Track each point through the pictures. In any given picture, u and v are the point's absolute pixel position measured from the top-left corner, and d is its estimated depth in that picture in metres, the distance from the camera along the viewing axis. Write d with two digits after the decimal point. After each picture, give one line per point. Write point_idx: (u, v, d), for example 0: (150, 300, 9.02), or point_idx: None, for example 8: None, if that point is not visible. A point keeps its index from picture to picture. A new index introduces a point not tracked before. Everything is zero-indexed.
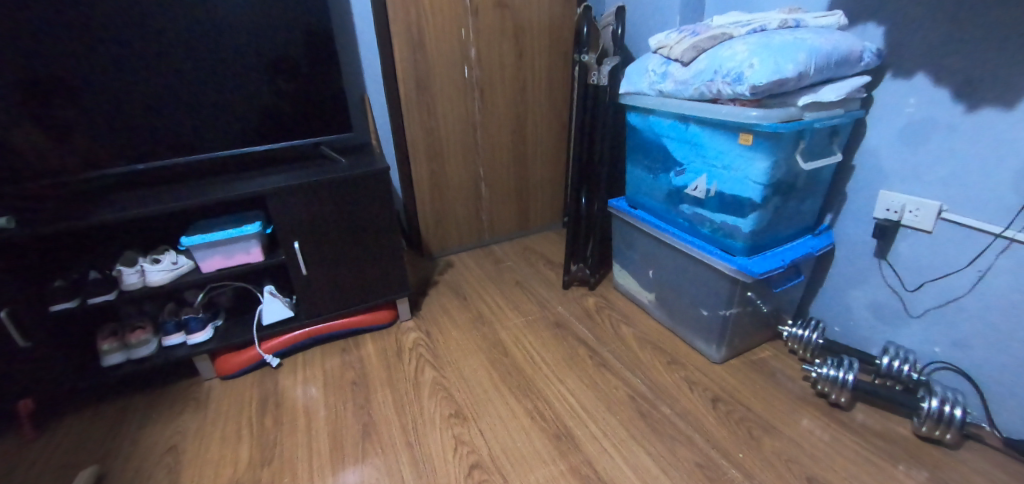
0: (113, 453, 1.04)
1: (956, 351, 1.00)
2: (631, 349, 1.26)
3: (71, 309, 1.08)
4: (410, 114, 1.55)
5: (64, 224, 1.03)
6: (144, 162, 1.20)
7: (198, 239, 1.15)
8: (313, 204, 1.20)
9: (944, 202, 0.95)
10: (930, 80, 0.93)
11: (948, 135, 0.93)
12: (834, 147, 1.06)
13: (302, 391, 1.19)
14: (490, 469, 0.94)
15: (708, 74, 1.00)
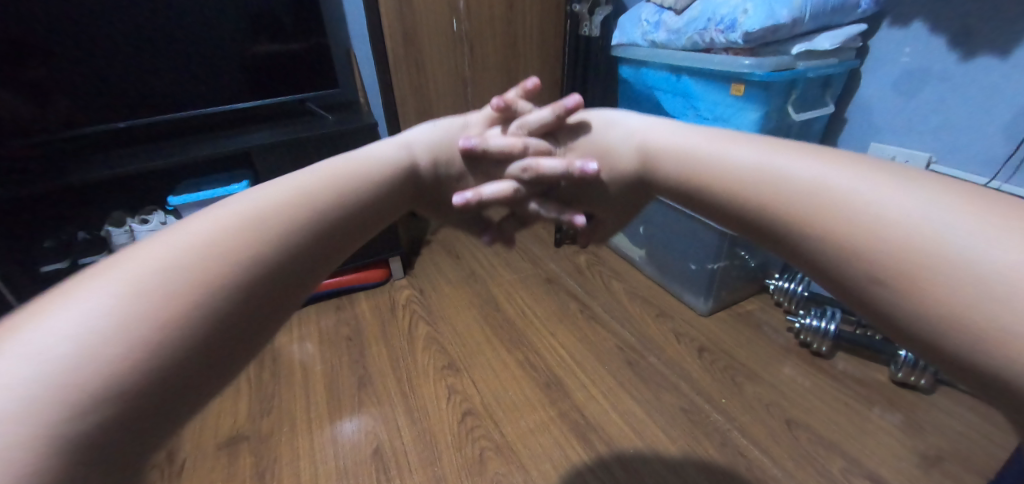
0: None
1: None
2: (621, 302, 1.28)
3: (62, 270, 1.10)
4: (398, 70, 1.52)
5: (45, 186, 1.01)
6: (126, 120, 1.17)
7: (186, 198, 1.15)
8: (300, 162, 1.20)
9: (934, 153, 0.95)
10: (927, 28, 0.91)
11: (941, 85, 0.91)
12: (827, 99, 1.05)
13: (299, 347, 1.21)
14: (483, 416, 0.98)
15: (701, 22, 0.98)
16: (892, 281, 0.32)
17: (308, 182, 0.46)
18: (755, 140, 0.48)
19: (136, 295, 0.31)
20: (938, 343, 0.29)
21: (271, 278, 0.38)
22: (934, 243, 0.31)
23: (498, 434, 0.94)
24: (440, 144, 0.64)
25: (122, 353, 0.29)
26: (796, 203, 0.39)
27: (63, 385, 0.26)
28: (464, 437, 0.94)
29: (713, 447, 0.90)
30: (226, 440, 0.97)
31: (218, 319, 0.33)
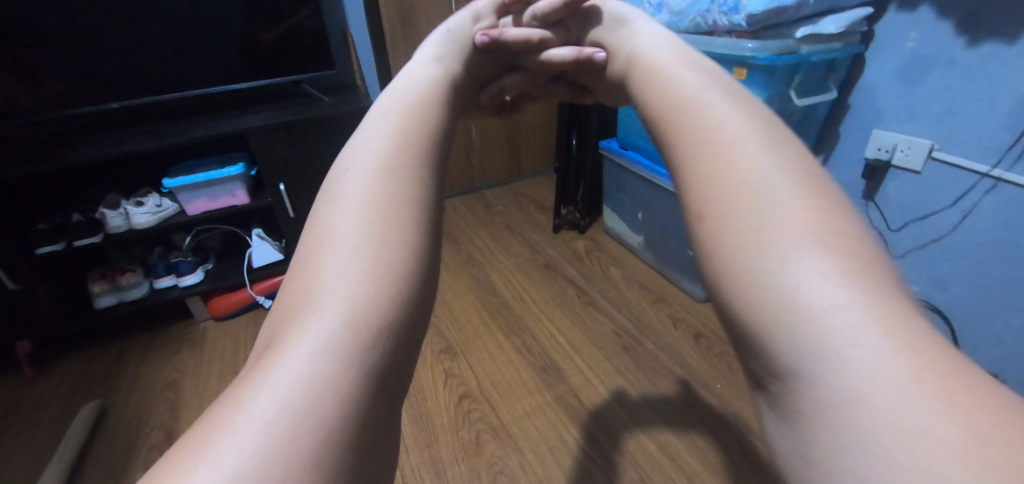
0: (114, 390, 1.07)
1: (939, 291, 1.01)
2: (618, 288, 1.29)
3: (58, 252, 1.08)
4: (395, 52, 1.49)
5: (37, 166, 1.00)
6: (118, 100, 1.15)
7: (179, 180, 1.13)
8: (296, 144, 1.19)
9: (937, 140, 0.93)
10: (934, 12, 0.89)
11: (946, 70, 0.89)
12: (830, 84, 1.04)
13: None
14: (479, 400, 0.98)
15: (704, 4, 0.96)
16: (711, 210, 0.36)
17: (403, 123, 0.48)
18: (713, 82, 0.46)
19: (357, 252, 0.36)
20: (710, 267, 0.35)
21: (430, 209, 0.42)
22: (763, 194, 0.34)
23: (494, 417, 0.94)
24: (463, 43, 0.69)
25: (365, 295, 0.34)
26: (696, 126, 0.41)
27: (347, 329, 0.32)
28: (461, 419, 0.94)
29: (707, 431, 0.90)
30: None
31: (418, 252, 0.38)
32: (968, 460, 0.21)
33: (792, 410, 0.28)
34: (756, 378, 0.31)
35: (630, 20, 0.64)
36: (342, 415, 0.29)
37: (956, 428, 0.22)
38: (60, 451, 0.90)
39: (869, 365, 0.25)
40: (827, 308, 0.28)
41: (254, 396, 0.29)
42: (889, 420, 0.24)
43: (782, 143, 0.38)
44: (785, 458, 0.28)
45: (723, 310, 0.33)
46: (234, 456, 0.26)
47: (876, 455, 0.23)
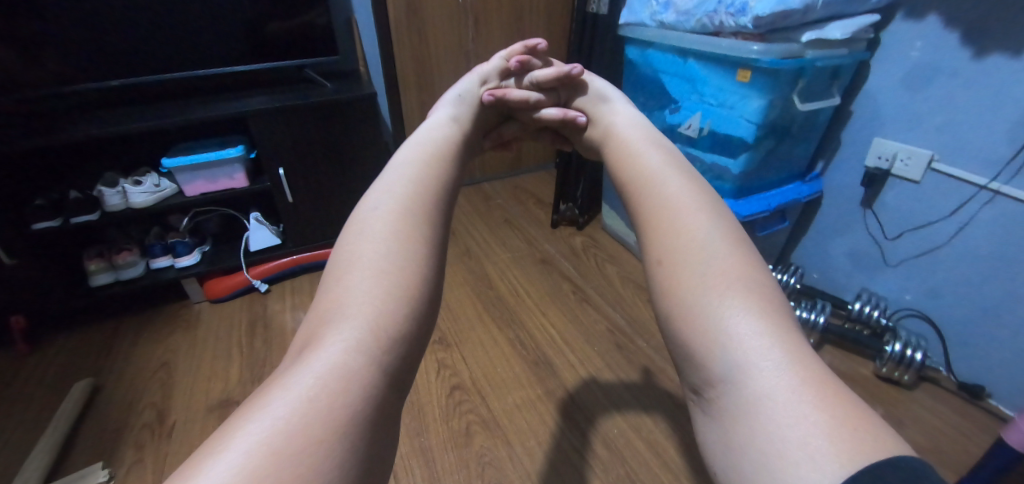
0: (107, 369, 1.07)
1: (928, 299, 1.01)
2: (614, 286, 1.29)
3: (55, 228, 1.08)
4: (400, 40, 1.49)
5: (36, 142, 1.00)
6: (119, 79, 1.14)
7: (178, 160, 1.13)
8: (296, 129, 1.19)
9: (937, 151, 0.93)
10: (940, 22, 0.88)
11: (949, 81, 0.89)
12: (833, 91, 1.03)
13: (291, 316, 1.21)
14: (471, 391, 0.99)
15: (711, 4, 0.96)
16: (669, 263, 0.48)
17: (419, 175, 0.59)
18: (682, 168, 0.57)
19: (377, 276, 0.46)
20: (666, 308, 0.47)
21: (436, 247, 0.52)
22: (706, 252, 0.47)
23: (485, 409, 0.95)
24: (472, 103, 0.80)
25: (385, 311, 0.44)
26: (658, 196, 0.54)
27: (369, 334, 0.42)
28: (452, 410, 0.95)
29: (695, 430, 0.91)
30: (216, 404, 0.98)
31: (424, 281, 0.48)
32: (829, 435, 0.33)
33: (719, 407, 0.40)
34: (695, 389, 0.44)
35: (611, 99, 0.77)
36: (364, 396, 0.39)
37: (824, 414, 0.35)
38: (52, 427, 0.91)
39: (771, 373, 0.38)
40: (743, 335, 0.40)
41: (295, 377, 0.39)
42: (781, 408, 0.36)
43: (722, 215, 0.51)
44: (712, 440, 0.40)
45: (674, 339, 0.46)
46: (283, 418, 0.36)
47: (772, 431, 0.35)
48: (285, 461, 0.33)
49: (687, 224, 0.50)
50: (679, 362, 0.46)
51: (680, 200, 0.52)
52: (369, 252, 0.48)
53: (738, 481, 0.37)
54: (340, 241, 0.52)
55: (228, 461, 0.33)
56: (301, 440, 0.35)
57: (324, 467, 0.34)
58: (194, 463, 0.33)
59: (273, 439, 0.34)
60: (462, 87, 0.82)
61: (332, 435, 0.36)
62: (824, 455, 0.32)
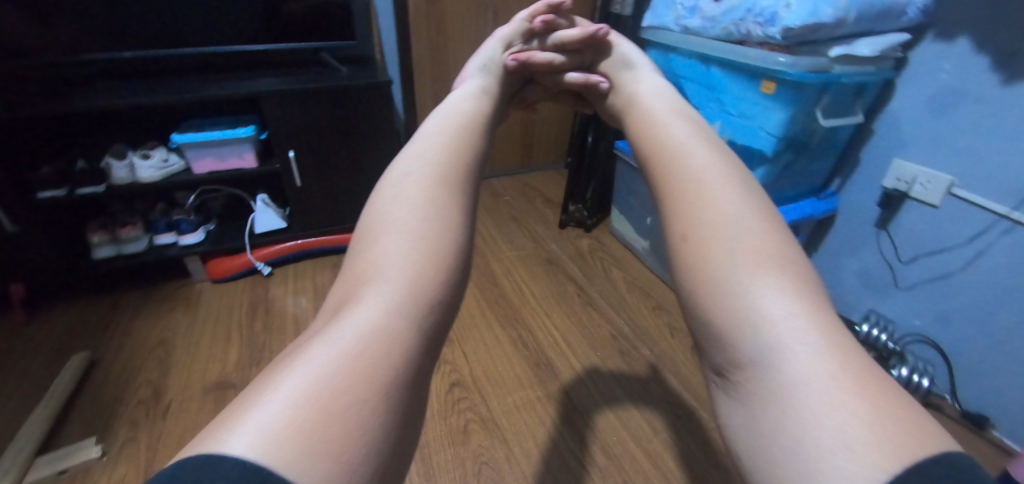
0: (104, 343, 1.06)
1: (938, 325, 1.00)
2: (619, 291, 1.28)
3: (60, 198, 1.07)
4: (417, 29, 1.47)
5: (45, 110, 0.98)
6: (131, 50, 1.13)
7: (188, 137, 1.12)
8: (308, 112, 1.17)
9: (957, 177, 0.91)
10: (972, 45, 0.86)
11: (976, 107, 0.87)
12: (856, 108, 1.02)
13: (292, 300, 1.20)
14: (470, 388, 0.98)
15: (739, 12, 0.94)
16: (696, 241, 0.47)
17: (449, 141, 0.58)
18: (715, 145, 0.56)
19: (415, 239, 0.45)
20: (694, 286, 0.46)
21: (467, 213, 0.52)
22: (736, 231, 0.45)
23: (484, 407, 0.94)
24: (497, 73, 0.80)
25: (422, 274, 0.43)
26: (684, 171, 0.53)
27: (409, 296, 0.42)
28: (450, 407, 0.94)
29: (694, 442, 0.89)
30: (213, 385, 0.97)
31: (457, 248, 0.47)
32: (867, 422, 0.32)
33: (748, 390, 0.39)
34: (721, 371, 0.43)
35: (636, 66, 0.76)
36: (403, 357, 0.38)
37: (863, 400, 0.33)
38: (48, 398, 0.90)
39: (806, 356, 0.37)
40: (777, 317, 0.39)
41: (335, 334, 0.38)
42: (815, 392, 0.35)
43: (754, 193, 0.50)
44: (738, 423, 0.39)
45: (700, 319, 0.45)
46: (324, 372, 0.35)
47: (805, 416, 0.34)
48: (331, 417, 0.32)
49: (720, 201, 0.48)
50: (704, 343, 0.45)
51: (713, 176, 0.51)
52: (400, 216, 0.48)
53: (767, 466, 0.35)
54: (371, 204, 0.52)
55: (269, 412, 0.32)
56: (345, 397, 0.34)
57: (365, 427, 0.33)
58: (233, 411, 0.33)
59: (320, 393, 0.34)
60: (486, 53, 0.81)
61: (374, 395, 0.35)
62: (861, 443, 0.31)
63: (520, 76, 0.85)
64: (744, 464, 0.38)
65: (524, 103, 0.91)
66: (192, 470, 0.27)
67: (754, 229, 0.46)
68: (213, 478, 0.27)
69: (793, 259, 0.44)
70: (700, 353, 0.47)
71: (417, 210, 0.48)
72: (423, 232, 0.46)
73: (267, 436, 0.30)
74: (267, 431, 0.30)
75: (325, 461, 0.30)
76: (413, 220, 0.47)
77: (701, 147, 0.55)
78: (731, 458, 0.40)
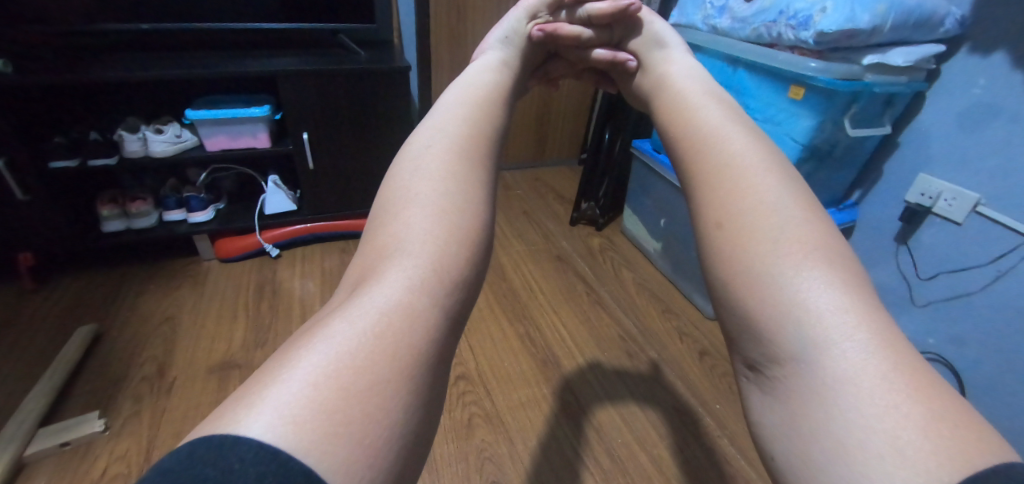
0: (111, 316, 1.06)
1: (953, 345, 0.98)
2: (628, 292, 1.26)
3: (72, 168, 1.06)
4: (437, 16, 1.45)
5: (59, 79, 0.97)
6: (149, 23, 1.11)
7: (203, 113, 1.10)
8: (323, 95, 1.16)
9: (985, 195, 0.89)
10: (1008, 60, 0.84)
11: (1009, 124, 0.84)
12: (884, 119, 1.00)
13: (300, 284, 1.20)
14: (475, 382, 0.97)
15: (771, 14, 0.92)
16: (733, 230, 0.45)
17: (472, 115, 0.56)
18: (751, 130, 0.53)
19: (438, 214, 0.44)
20: (728, 277, 0.44)
21: (489, 189, 0.50)
22: (780, 221, 0.44)
23: (489, 402, 0.93)
24: (520, 44, 0.78)
25: (445, 250, 0.42)
26: (721, 157, 0.51)
27: (431, 273, 0.40)
28: (455, 400, 0.93)
29: (699, 450, 0.88)
30: (217, 365, 0.96)
31: (481, 223, 0.46)
32: (924, 428, 0.31)
33: (787, 386, 0.38)
34: (756, 365, 0.41)
35: (667, 45, 0.74)
36: (426, 336, 0.37)
37: (918, 406, 0.32)
38: (53, 369, 0.90)
39: (855, 355, 0.35)
40: (824, 312, 0.38)
41: (355, 311, 0.37)
42: (866, 394, 0.33)
43: (795, 182, 0.48)
44: (774, 420, 0.38)
45: (734, 310, 0.43)
46: (346, 350, 0.34)
47: (853, 418, 0.33)
48: (352, 397, 0.31)
49: (760, 191, 0.46)
50: (735, 335, 0.44)
51: (750, 165, 0.49)
52: (421, 189, 0.46)
53: (807, 467, 0.34)
54: (389, 177, 0.50)
55: (290, 391, 0.31)
56: (366, 378, 0.33)
57: (389, 410, 0.32)
58: (250, 389, 0.31)
59: (340, 373, 0.32)
60: (510, 23, 0.79)
61: (397, 377, 0.34)
62: (918, 450, 0.30)
63: (544, 47, 0.84)
64: (780, 462, 0.37)
65: (547, 77, 0.91)
66: (220, 453, 0.26)
67: (795, 222, 0.44)
68: (235, 464, 0.26)
69: (837, 253, 0.42)
70: (731, 345, 0.45)
71: (437, 185, 0.46)
72: (445, 208, 0.45)
73: (289, 418, 0.29)
74: (288, 412, 0.29)
75: (349, 443, 0.29)
76: (435, 195, 0.46)
77: (736, 132, 0.53)
78: (762, 454, 0.40)
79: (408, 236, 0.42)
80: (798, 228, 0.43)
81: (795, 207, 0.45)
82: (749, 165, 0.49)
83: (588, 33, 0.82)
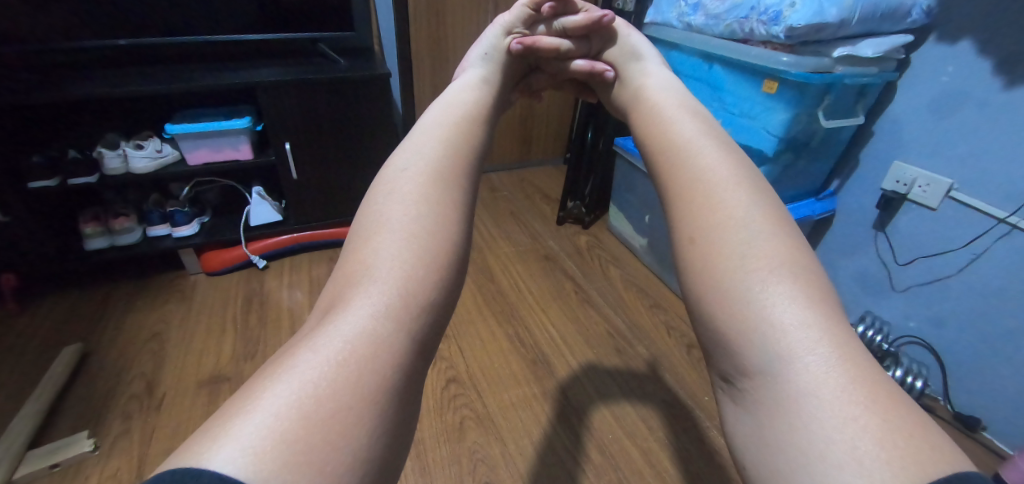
0: (97, 335, 1.06)
1: (932, 328, 1.01)
2: (616, 289, 1.28)
3: (51, 188, 1.05)
4: (416, 22, 1.46)
5: (37, 98, 0.96)
6: (127, 39, 1.10)
7: (184, 127, 1.10)
8: (305, 104, 1.16)
9: (957, 180, 0.91)
10: (974, 48, 0.86)
11: (979, 110, 0.86)
12: (857, 110, 1.02)
13: (288, 294, 1.20)
14: (466, 385, 0.98)
15: (743, 10, 0.93)
16: (704, 244, 0.47)
17: (450, 134, 0.57)
18: (722, 142, 0.55)
19: (408, 239, 0.45)
20: (700, 291, 0.46)
21: (465, 210, 0.51)
22: (748, 233, 0.45)
23: (480, 404, 0.94)
24: (500, 61, 0.79)
25: (414, 275, 0.43)
26: (693, 170, 0.52)
27: (398, 299, 0.41)
28: (446, 403, 0.94)
29: (690, 442, 0.89)
30: (207, 379, 0.96)
31: (454, 245, 0.47)
32: (881, 439, 0.32)
33: (755, 399, 0.39)
34: (728, 378, 0.42)
35: (644, 57, 0.75)
36: (393, 362, 0.38)
37: (875, 417, 0.33)
38: (39, 390, 0.89)
39: (817, 367, 0.36)
40: (788, 326, 0.39)
41: (322, 340, 0.37)
42: (828, 405, 0.35)
43: (763, 193, 0.49)
44: (744, 432, 0.39)
45: (706, 324, 0.45)
46: (310, 380, 0.34)
47: (816, 430, 0.34)
48: (314, 426, 0.32)
49: (727, 204, 0.48)
50: (709, 348, 0.45)
51: (717, 179, 0.50)
52: (395, 213, 0.47)
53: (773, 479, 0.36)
54: (366, 200, 0.50)
55: (253, 424, 0.31)
56: (329, 406, 0.33)
57: (353, 437, 0.33)
58: (213, 422, 0.32)
59: (304, 403, 0.33)
60: (489, 40, 0.79)
61: (361, 403, 0.34)
62: (873, 460, 0.31)
63: (522, 59, 0.84)
64: (752, 472, 0.38)
65: (529, 89, 0.92)
66: None
67: (761, 235, 0.45)
68: None
69: (804, 265, 0.43)
70: (706, 357, 0.46)
71: (412, 208, 0.47)
72: (417, 233, 0.45)
73: (249, 451, 0.29)
74: (249, 445, 0.30)
75: (310, 474, 0.30)
76: (408, 218, 0.46)
77: (708, 144, 0.54)
78: (736, 464, 0.40)
79: (382, 262, 0.43)
80: (768, 242, 0.44)
81: (764, 220, 0.46)
82: (719, 178, 0.50)
83: (565, 44, 0.83)
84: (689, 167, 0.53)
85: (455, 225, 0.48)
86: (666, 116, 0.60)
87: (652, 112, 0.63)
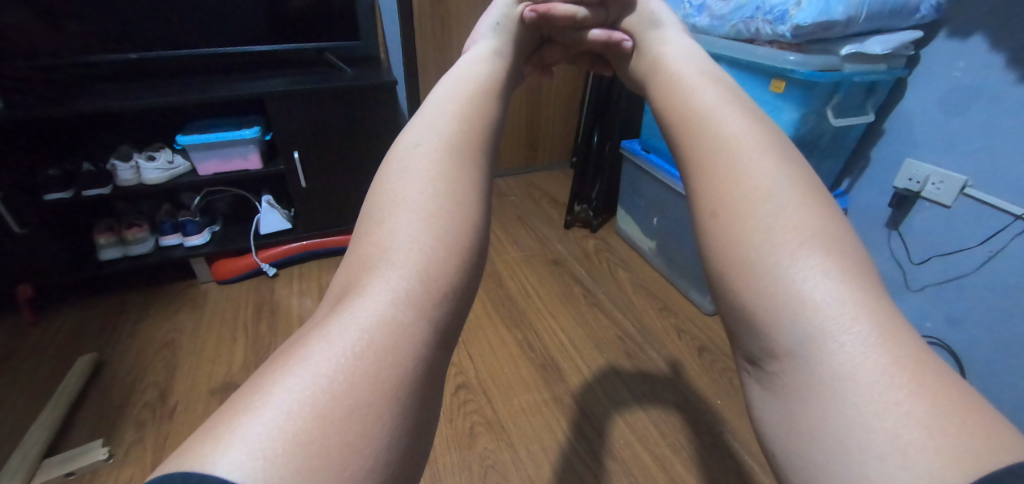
0: (111, 344, 1.07)
1: (950, 327, 0.99)
2: (625, 292, 1.27)
3: (66, 200, 1.07)
4: (422, 31, 1.47)
5: (50, 111, 0.98)
6: (138, 52, 1.12)
7: (194, 138, 1.11)
8: (312, 113, 1.17)
9: (971, 176, 0.90)
10: (986, 44, 0.84)
11: (992, 106, 0.85)
12: (867, 107, 1.01)
13: (298, 301, 1.20)
14: (476, 391, 0.97)
15: (748, 10, 0.93)
16: (728, 218, 0.46)
17: (462, 107, 0.57)
18: (746, 112, 0.54)
19: (426, 220, 0.45)
20: (724, 267, 0.45)
21: (483, 189, 0.51)
22: (773, 207, 0.44)
23: (489, 410, 0.94)
24: (512, 29, 0.78)
25: (434, 257, 0.43)
26: (716, 141, 0.51)
27: (418, 283, 0.41)
28: (456, 409, 0.93)
29: (704, 446, 0.88)
30: (218, 387, 0.97)
31: (473, 227, 0.47)
32: (926, 426, 0.31)
33: (785, 381, 0.38)
34: (755, 360, 0.42)
35: (662, 25, 0.73)
36: (413, 358, 0.37)
37: (919, 402, 0.32)
38: (54, 400, 0.90)
39: (854, 346, 0.36)
40: (821, 302, 0.38)
41: (336, 330, 0.37)
42: (865, 389, 0.34)
43: (791, 164, 0.48)
44: (773, 417, 0.39)
45: (732, 302, 0.44)
46: (325, 373, 0.34)
47: (852, 415, 0.33)
48: (330, 424, 0.32)
49: (752, 178, 0.47)
50: (735, 329, 0.45)
51: (742, 150, 0.49)
52: (411, 190, 0.47)
53: (805, 465, 0.35)
54: (379, 177, 0.50)
55: (263, 421, 0.31)
56: (348, 403, 0.33)
57: (372, 438, 0.33)
58: (220, 419, 0.32)
59: (319, 399, 0.33)
60: (501, 9, 0.79)
61: (378, 399, 0.34)
62: (918, 449, 0.30)
63: (535, 29, 0.83)
64: (781, 456, 0.38)
65: (542, 62, 0.92)
66: None
67: (790, 208, 0.44)
68: None
69: (835, 238, 0.42)
70: (732, 338, 0.46)
71: (431, 185, 0.47)
72: (438, 211, 0.45)
73: (260, 454, 0.29)
74: (259, 446, 0.30)
75: (329, 477, 0.30)
76: (426, 195, 0.46)
77: (731, 114, 0.53)
78: (764, 449, 0.40)
79: (403, 241, 0.43)
80: (795, 214, 0.43)
81: (792, 192, 0.45)
82: (744, 149, 0.49)
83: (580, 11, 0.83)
84: (711, 137, 0.52)
85: (474, 204, 0.48)
86: (684, 87, 0.60)
87: (669, 87, 0.62)
